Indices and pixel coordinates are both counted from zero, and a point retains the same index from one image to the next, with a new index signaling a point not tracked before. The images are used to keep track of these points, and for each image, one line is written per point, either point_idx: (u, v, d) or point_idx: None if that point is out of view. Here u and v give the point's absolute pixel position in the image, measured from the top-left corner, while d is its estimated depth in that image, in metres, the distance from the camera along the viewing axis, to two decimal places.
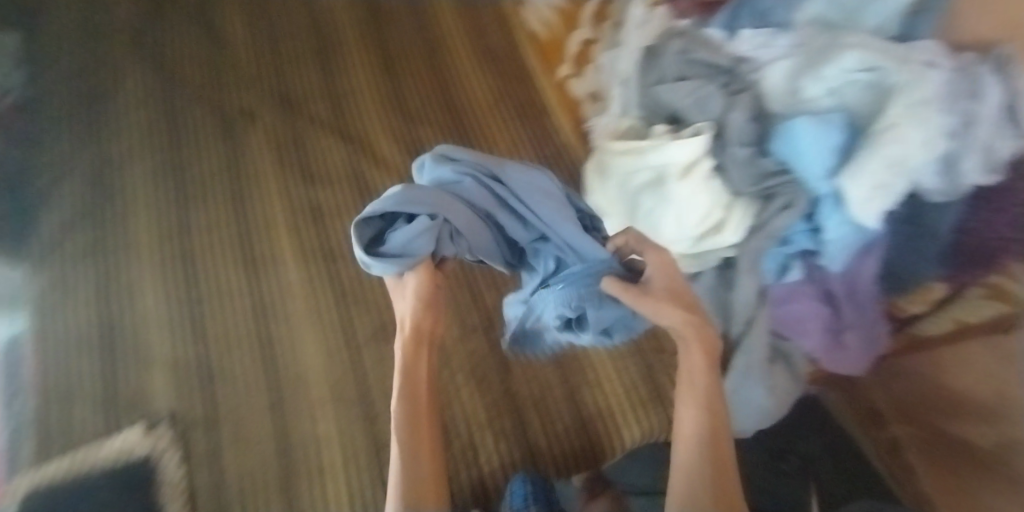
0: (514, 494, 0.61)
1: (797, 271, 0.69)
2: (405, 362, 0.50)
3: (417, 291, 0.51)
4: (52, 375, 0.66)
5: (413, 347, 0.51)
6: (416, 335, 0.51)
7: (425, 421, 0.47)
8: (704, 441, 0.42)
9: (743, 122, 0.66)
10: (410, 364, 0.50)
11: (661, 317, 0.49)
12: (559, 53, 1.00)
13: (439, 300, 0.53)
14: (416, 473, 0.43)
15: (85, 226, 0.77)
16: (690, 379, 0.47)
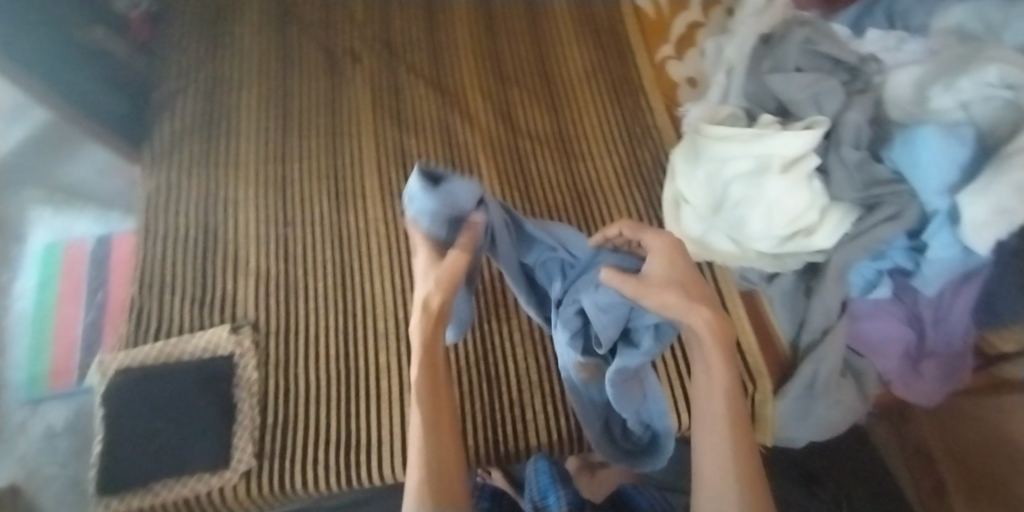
0: (539, 471, 0.66)
1: (886, 288, 0.67)
2: (423, 345, 0.41)
3: (448, 266, 0.43)
4: (158, 268, 0.74)
5: (430, 329, 0.42)
6: (431, 313, 0.42)
7: (445, 409, 0.40)
8: (730, 431, 0.37)
9: (861, 122, 0.66)
10: (428, 347, 0.41)
11: (664, 308, 0.40)
12: (663, 33, 0.96)
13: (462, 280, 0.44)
14: (434, 466, 0.35)
15: (198, 140, 0.83)
16: (713, 374, 0.40)
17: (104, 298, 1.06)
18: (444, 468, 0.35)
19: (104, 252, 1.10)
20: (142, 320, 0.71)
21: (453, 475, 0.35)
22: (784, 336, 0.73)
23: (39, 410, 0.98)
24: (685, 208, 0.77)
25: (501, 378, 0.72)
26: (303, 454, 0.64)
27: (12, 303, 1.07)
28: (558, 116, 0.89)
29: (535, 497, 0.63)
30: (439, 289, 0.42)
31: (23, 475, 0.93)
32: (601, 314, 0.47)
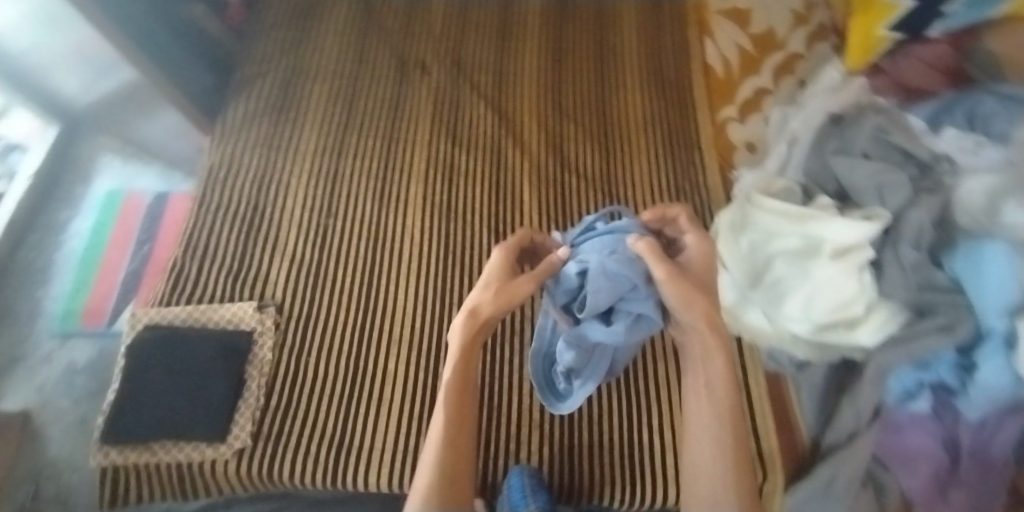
0: (512, 487, 0.62)
1: (925, 401, 0.63)
2: (460, 353, 0.52)
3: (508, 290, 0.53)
4: (202, 235, 0.77)
5: (470, 339, 0.52)
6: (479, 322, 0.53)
7: (464, 423, 0.51)
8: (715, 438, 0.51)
9: (925, 223, 0.63)
10: (464, 356, 0.52)
11: (690, 309, 0.52)
12: (729, 94, 0.93)
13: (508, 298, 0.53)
14: (443, 467, 0.48)
15: (263, 123, 0.87)
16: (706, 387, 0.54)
17: (149, 252, 1.12)
18: (450, 470, 0.48)
19: (159, 208, 1.16)
20: (177, 281, 0.74)
21: (457, 473, 0.49)
22: (805, 428, 0.71)
23: (67, 344, 1.03)
24: (722, 273, 0.76)
25: (502, 409, 0.71)
26: (297, 442, 0.66)
27: (67, 240, 1.14)
28: (609, 159, 0.89)
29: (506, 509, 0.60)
30: (489, 303, 0.53)
31: (36, 403, 0.98)
32: (605, 278, 0.53)
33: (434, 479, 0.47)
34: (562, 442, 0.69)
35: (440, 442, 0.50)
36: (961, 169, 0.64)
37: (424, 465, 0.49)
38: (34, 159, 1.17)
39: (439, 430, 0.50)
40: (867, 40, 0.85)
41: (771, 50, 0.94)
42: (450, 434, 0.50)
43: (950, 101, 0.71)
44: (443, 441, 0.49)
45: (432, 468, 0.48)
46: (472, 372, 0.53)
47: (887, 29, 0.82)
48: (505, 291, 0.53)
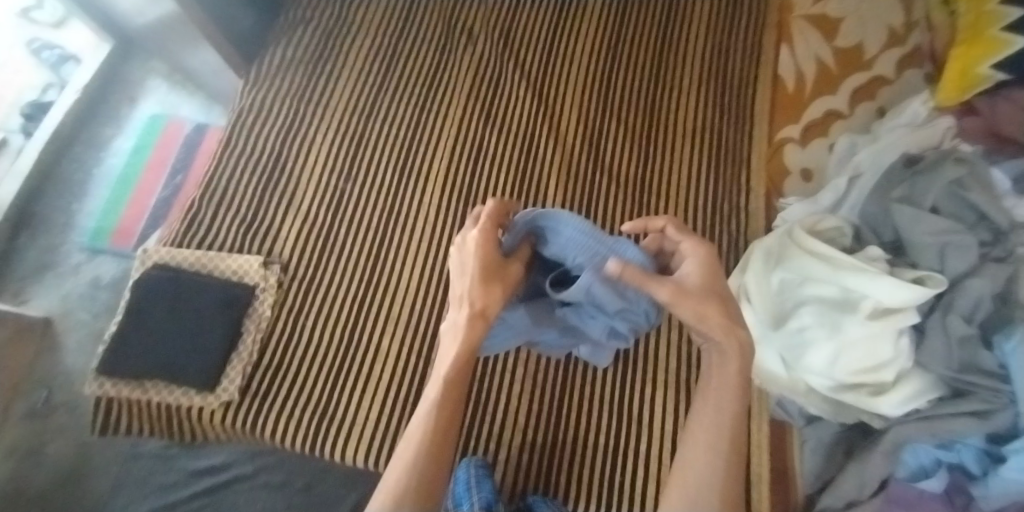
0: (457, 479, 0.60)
1: (940, 481, 0.59)
2: (462, 348, 0.46)
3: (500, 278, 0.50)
4: (222, 181, 0.77)
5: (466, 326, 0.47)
6: (485, 318, 0.48)
7: (450, 414, 0.46)
8: (715, 451, 0.44)
9: (985, 295, 0.57)
10: (463, 353, 0.46)
11: (704, 322, 0.47)
12: (797, 111, 0.86)
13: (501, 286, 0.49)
14: (419, 468, 0.42)
15: (299, 73, 0.85)
16: (721, 390, 0.47)
17: (181, 182, 1.13)
18: (424, 470, 0.42)
19: (195, 139, 1.17)
20: (192, 223, 0.74)
21: (434, 474, 0.43)
22: (803, 484, 0.66)
23: (94, 260, 1.07)
24: (745, 308, 0.70)
25: (490, 408, 0.71)
26: (282, 403, 0.66)
27: (107, 157, 1.16)
28: (648, 164, 0.83)
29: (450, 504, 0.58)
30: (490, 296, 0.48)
31: (58, 312, 1.02)
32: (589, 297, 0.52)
33: (404, 475, 0.42)
34: (542, 451, 0.68)
35: (422, 438, 0.44)
36: None
37: (401, 456, 0.44)
38: (86, 73, 1.18)
39: (424, 424, 0.45)
40: (967, 75, 0.74)
41: (853, 70, 0.87)
42: (436, 432, 0.44)
43: None
44: (426, 436, 0.44)
45: (406, 465, 0.42)
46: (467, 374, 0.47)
47: (990, 67, 0.72)
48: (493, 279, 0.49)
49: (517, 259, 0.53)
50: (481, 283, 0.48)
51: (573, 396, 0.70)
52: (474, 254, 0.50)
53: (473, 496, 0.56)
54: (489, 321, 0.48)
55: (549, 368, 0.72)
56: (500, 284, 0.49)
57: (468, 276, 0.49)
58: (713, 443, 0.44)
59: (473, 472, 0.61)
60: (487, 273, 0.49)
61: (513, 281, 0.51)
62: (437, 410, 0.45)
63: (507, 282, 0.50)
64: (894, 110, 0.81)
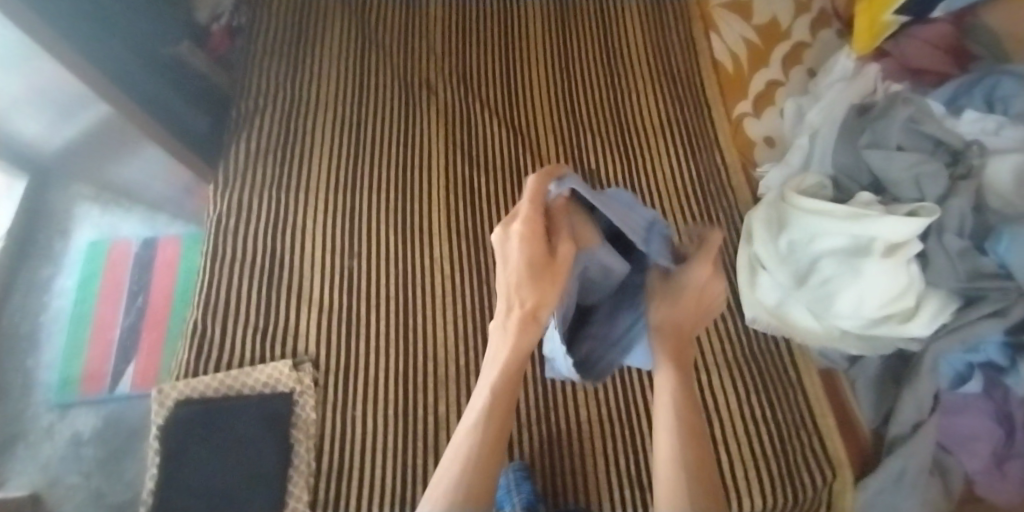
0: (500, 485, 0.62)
1: (977, 382, 0.66)
2: (514, 354, 0.39)
3: (551, 264, 0.38)
4: (223, 293, 0.74)
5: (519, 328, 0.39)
6: (537, 323, 0.39)
7: (502, 417, 0.38)
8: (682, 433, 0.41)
9: (965, 210, 0.64)
10: (516, 359, 0.39)
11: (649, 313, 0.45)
12: (741, 89, 0.93)
13: (556, 273, 0.38)
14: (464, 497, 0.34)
15: (270, 165, 0.84)
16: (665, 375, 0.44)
17: (144, 303, 1.05)
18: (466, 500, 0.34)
19: (148, 256, 1.09)
20: (202, 347, 0.70)
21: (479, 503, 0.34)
22: (867, 424, 0.71)
23: (68, 415, 0.95)
24: (763, 275, 0.74)
25: (561, 440, 0.70)
26: (356, 503, 0.63)
27: (53, 300, 1.05)
28: (630, 167, 0.89)
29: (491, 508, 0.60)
30: (546, 294, 0.38)
31: (43, 483, 0.90)
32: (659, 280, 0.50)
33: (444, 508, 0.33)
34: (631, 471, 0.68)
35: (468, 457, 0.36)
36: (989, 151, 0.67)
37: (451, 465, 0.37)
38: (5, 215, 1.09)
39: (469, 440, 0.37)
40: (873, 26, 0.84)
41: (777, 41, 0.94)
42: (485, 450, 0.37)
43: (968, 81, 0.74)
44: (472, 453, 0.36)
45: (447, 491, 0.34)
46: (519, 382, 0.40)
47: (892, 14, 0.82)
48: (542, 270, 0.37)
49: (569, 237, 0.40)
50: (528, 283, 0.37)
51: (637, 404, 0.73)
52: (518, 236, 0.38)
53: (512, 497, 0.59)
54: (542, 325, 0.39)
55: (607, 389, 0.74)
56: (552, 274, 0.38)
57: (513, 267, 0.39)
58: (676, 445, 0.40)
59: (510, 474, 0.63)
60: (535, 265, 0.38)
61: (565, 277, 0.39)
62: (486, 422, 0.38)
63: (560, 281, 0.38)
64: (823, 68, 0.87)
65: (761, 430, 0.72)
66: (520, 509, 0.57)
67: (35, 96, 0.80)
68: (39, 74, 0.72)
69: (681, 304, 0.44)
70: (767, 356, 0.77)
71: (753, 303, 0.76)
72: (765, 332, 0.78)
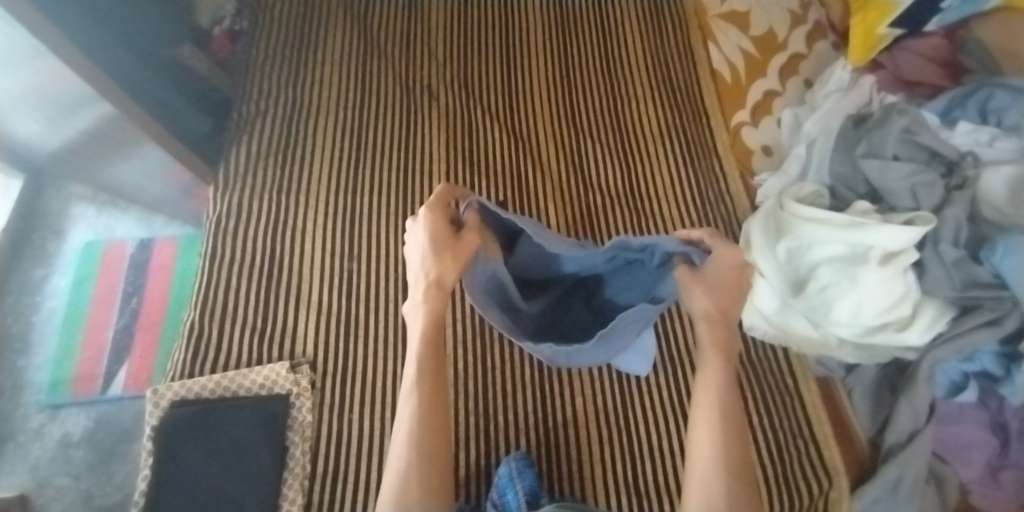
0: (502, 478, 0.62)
1: (973, 392, 0.66)
2: (428, 320, 0.50)
3: (453, 246, 0.51)
4: (220, 293, 0.73)
5: (433, 302, 0.50)
6: (442, 288, 0.50)
7: (431, 395, 0.48)
8: (722, 414, 0.48)
9: (961, 220, 0.64)
10: (431, 323, 0.50)
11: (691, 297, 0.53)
12: (739, 98, 0.93)
13: (460, 251, 0.51)
14: (417, 453, 0.44)
15: (270, 166, 0.85)
16: (709, 363, 0.51)
17: (138, 304, 1.04)
18: (424, 454, 0.45)
19: (143, 257, 1.08)
20: (199, 348, 0.70)
21: (436, 452, 0.45)
22: (864, 432, 0.71)
23: (58, 416, 0.94)
24: (760, 282, 0.74)
25: (559, 445, 0.69)
26: (352, 507, 0.62)
27: (45, 300, 1.04)
28: (628, 173, 0.89)
29: (496, 496, 0.61)
30: (450, 268, 0.50)
31: (32, 485, 0.89)
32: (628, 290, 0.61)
33: (407, 462, 0.44)
34: (628, 477, 0.67)
35: (413, 422, 0.46)
36: (983, 162, 0.68)
37: (398, 440, 0.46)
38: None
39: (412, 405, 0.47)
40: (868, 38, 0.84)
41: (774, 52, 0.95)
42: (425, 412, 0.47)
43: (962, 92, 0.75)
44: (417, 419, 0.46)
45: (406, 447, 0.45)
46: (439, 342, 0.50)
47: (887, 27, 0.82)
48: (450, 250, 0.51)
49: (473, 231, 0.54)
50: (435, 257, 0.50)
51: (633, 409, 0.72)
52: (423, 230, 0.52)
53: (517, 486, 0.59)
54: (448, 288, 0.50)
55: (604, 393, 0.73)
56: (456, 252, 0.51)
57: (421, 255, 0.51)
58: (717, 430, 0.47)
59: (512, 462, 0.63)
60: (439, 249, 0.51)
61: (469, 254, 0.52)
62: (420, 396, 0.48)
63: (460, 253, 0.51)
64: (819, 79, 0.89)
65: (758, 437, 0.72)
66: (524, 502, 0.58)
67: (34, 96, 0.79)
68: (40, 75, 0.72)
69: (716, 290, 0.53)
70: (765, 363, 0.77)
71: (751, 310, 0.76)
72: (763, 341, 0.77)
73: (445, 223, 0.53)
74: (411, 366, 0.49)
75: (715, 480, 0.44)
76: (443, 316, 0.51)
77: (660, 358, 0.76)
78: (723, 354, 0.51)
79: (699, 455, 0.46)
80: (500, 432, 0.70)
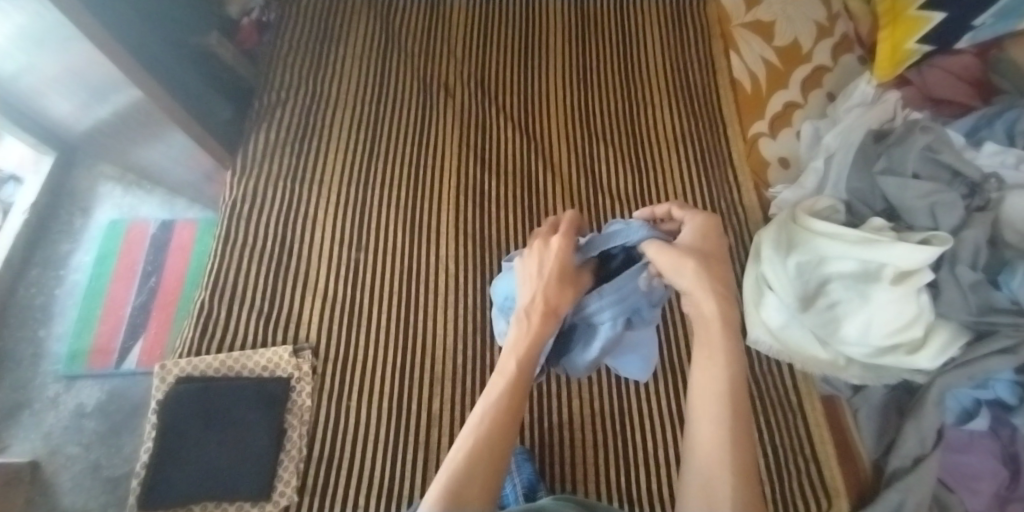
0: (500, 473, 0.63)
1: (984, 419, 0.64)
2: (532, 341, 0.48)
3: (569, 277, 0.53)
4: (231, 275, 0.75)
5: (542, 322, 0.49)
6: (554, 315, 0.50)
7: (510, 403, 0.44)
8: (727, 415, 0.44)
9: (980, 242, 0.62)
10: (535, 343, 0.48)
11: (680, 272, 0.50)
12: (758, 109, 0.92)
13: (576, 286, 0.54)
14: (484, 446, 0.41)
15: (287, 154, 0.86)
16: (711, 358, 0.47)
17: (156, 283, 1.06)
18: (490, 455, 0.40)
19: (164, 238, 1.11)
20: (208, 326, 0.71)
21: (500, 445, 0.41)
22: (867, 454, 0.68)
23: (73, 386, 0.97)
24: (769, 295, 0.73)
25: (554, 446, 0.69)
26: (344, 494, 0.63)
27: (68, 274, 1.08)
28: (640, 179, 0.89)
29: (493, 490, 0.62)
30: (567, 298, 0.51)
31: (44, 452, 0.91)
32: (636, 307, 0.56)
33: (471, 457, 0.40)
34: (620, 483, 0.67)
35: (481, 428, 0.42)
36: (1007, 185, 0.66)
37: (461, 443, 0.42)
38: (30, 191, 1.11)
39: (492, 408, 0.44)
40: (896, 54, 0.82)
41: (797, 64, 0.94)
42: (499, 416, 0.43)
43: (989, 113, 0.73)
44: (492, 418, 0.43)
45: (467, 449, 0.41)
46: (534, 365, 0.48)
47: (915, 43, 0.80)
48: (569, 284, 0.53)
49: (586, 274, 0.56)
50: (556, 284, 0.52)
51: (631, 415, 0.71)
52: (553, 255, 0.53)
53: (514, 478, 0.61)
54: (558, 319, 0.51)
55: (603, 398, 0.72)
56: (574, 289, 0.53)
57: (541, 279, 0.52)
58: (725, 424, 0.44)
59: (510, 455, 0.64)
60: (563, 279, 0.52)
61: (581, 289, 0.55)
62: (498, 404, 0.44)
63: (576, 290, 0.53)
64: (843, 92, 0.87)
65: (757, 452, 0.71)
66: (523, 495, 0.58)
67: (68, 78, 0.81)
68: (73, 59, 0.74)
69: (705, 258, 0.50)
70: (768, 379, 0.76)
71: (757, 322, 0.75)
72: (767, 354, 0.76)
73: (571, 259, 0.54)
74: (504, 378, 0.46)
75: (722, 483, 0.41)
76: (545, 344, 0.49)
77: (662, 365, 0.75)
78: (727, 352, 0.47)
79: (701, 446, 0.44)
80: None
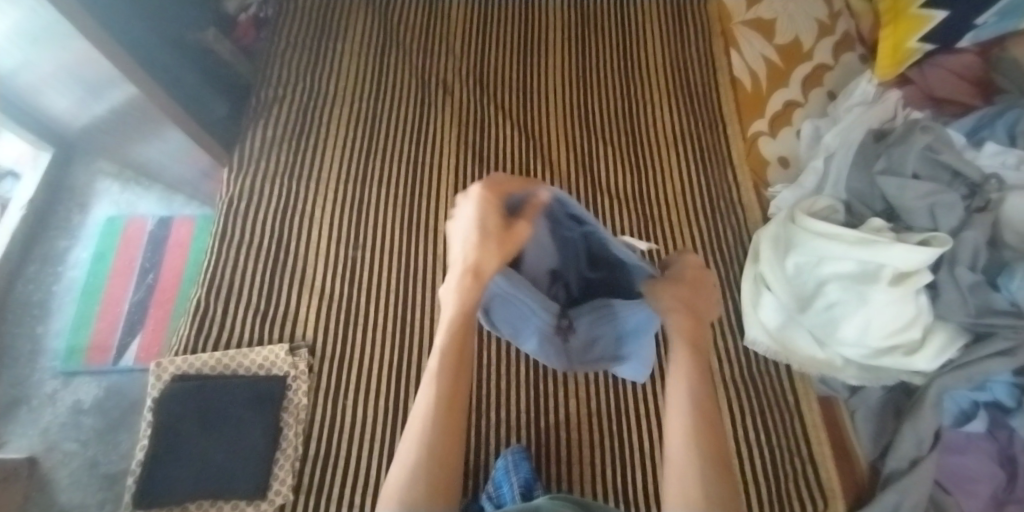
0: (497, 473, 0.62)
1: (981, 421, 0.64)
2: (461, 305, 0.48)
3: (496, 231, 0.48)
4: (227, 272, 0.75)
5: (465, 288, 0.48)
6: (481, 279, 0.49)
7: (450, 388, 0.45)
8: (696, 405, 0.44)
9: (979, 244, 0.61)
10: (462, 311, 0.48)
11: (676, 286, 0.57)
12: (758, 108, 0.92)
13: (505, 238, 0.48)
14: (428, 447, 0.41)
15: (284, 151, 0.86)
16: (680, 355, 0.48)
17: (154, 281, 1.06)
18: (435, 448, 0.41)
19: (163, 234, 1.11)
20: (204, 325, 0.71)
21: (450, 444, 0.42)
22: (864, 455, 0.68)
23: (71, 383, 0.97)
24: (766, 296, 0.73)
25: (549, 446, 0.69)
26: (340, 493, 0.63)
27: (65, 270, 1.08)
28: (639, 177, 0.89)
29: (492, 489, 0.61)
30: (493, 258, 0.48)
31: (41, 448, 0.92)
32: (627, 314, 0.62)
33: (417, 459, 0.41)
34: (615, 483, 0.66)
35: (427, 417, 0.43)
36: (1007, 185, 0.65)
37: (411, 433, 0.43)
38: (27, 187, 1.11)
39: (432, 398, 0.45)
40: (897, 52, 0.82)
41: (798, 62, 0.93)
42: (440, 401, 0.44)
43: (990, 114, 0.72)
44: (432, 407, 0.44)
45: (417, 439, 0.42)
46: (470, 333, 0.49)
47: (917, 41, 0.79)
48: (497, 240, 0.48)
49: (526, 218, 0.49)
50: (478, 243, 0.48)
51: (626, 416, 0.71)
52: (473, 210, 0.49)
53: (511, 478, 0.60)
54: (487, 279, 0.49)
55: (600, 398, 0.72)
56: (505, 243, 0.48)
57: (467, 239, 0.49)
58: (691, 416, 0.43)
59: (509, 455, 0.64)
60: (486, 234, 0.48)
61: (517, 240, 0.48)
62: (439, 392, 0.45)
63: (506, 244, 0.48)
64: (843, 91, 0.86)
65: (753, 454, 0.70)
66: (520, 495, 0.58)
67: (63, 74, 0.81)
68: (69, 56, 0.73)
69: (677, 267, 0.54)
70: (765, 379, 0.75)
71: (755, 324, 0.75)
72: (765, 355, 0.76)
73: (497, 207, 0.49)
74: (436, 351, 0.48)
75: (694, 470, 0.39)
76: (477, 307, 0.49)
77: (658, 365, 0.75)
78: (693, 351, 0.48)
79: (672, 436, 0.42)
80: (491, 428, 0.70)
